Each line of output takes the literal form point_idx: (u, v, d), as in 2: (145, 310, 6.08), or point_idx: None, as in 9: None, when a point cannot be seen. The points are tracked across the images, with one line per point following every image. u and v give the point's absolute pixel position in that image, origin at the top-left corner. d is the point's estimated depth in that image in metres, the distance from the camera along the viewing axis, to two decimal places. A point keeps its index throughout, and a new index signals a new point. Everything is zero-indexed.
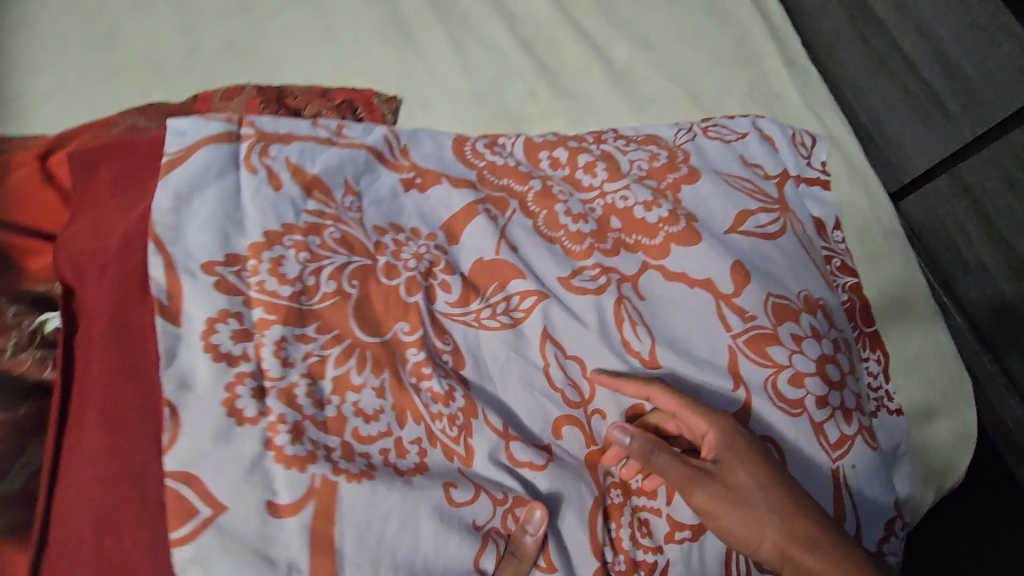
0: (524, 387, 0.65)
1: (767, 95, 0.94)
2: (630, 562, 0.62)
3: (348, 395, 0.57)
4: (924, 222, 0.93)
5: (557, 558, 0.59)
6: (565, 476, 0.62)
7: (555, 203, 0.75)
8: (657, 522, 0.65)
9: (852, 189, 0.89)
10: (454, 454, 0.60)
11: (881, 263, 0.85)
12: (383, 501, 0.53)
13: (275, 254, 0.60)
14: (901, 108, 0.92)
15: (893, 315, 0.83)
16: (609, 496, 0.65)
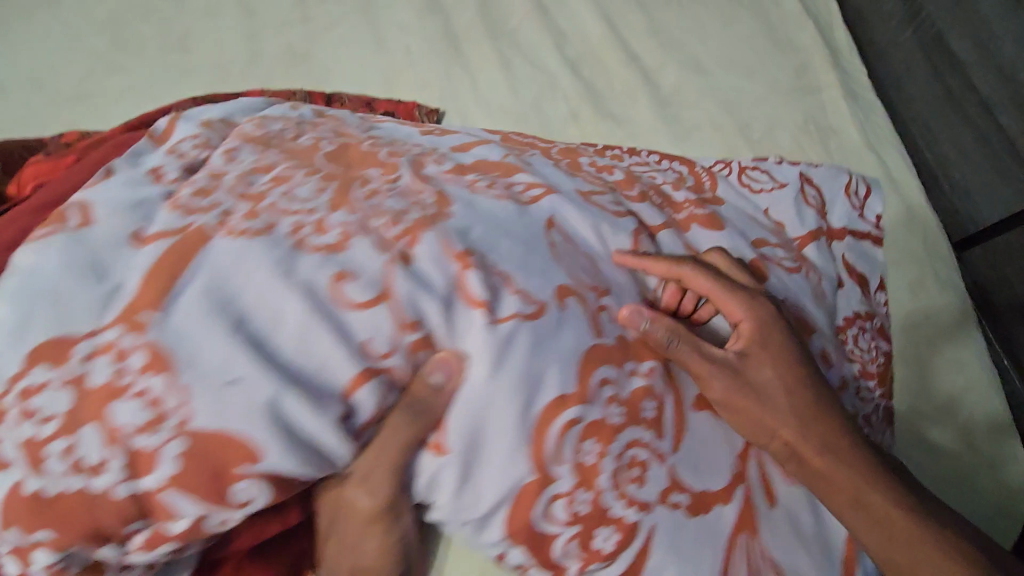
0: (521, 244, 0.46)
1: (824, 129, 0.89)
2: (596, 505, 0.43)
3: (282, 183, 0.44)
4: (990, 276, 0.85)
5: (465, 443, 0.41)
6: (534, 346, 0.42)
7: (581, 157, 0.65)
8: (657, 470, 0.45)
9: (906, 236, 0.84)
10: (393, 243, 0.42)
11: (935, 317, 0.79)
12: (253, 257, 0.39)
13: (264, 117, 0.52)
14: (973, 153, 0.85)
15: (947, 373, 0.76)
16: (604, 410, 0.44)
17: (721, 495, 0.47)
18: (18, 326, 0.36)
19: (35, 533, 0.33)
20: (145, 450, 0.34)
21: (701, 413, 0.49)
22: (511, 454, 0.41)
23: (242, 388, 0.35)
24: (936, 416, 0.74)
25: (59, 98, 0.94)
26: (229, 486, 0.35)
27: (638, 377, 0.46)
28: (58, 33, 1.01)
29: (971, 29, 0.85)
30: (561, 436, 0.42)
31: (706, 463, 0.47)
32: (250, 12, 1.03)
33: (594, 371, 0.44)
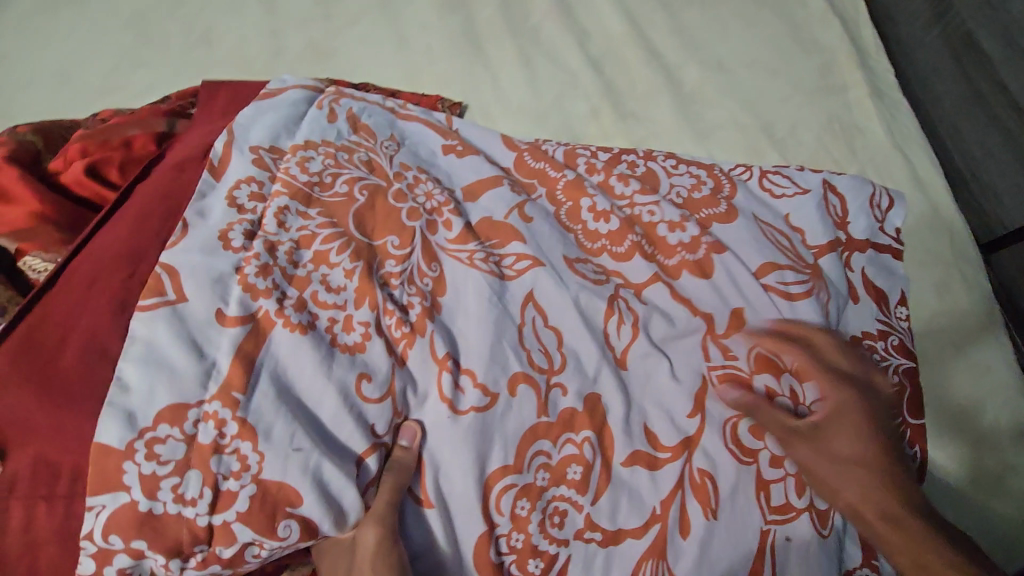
0: (496, 330, 0.54)
1: (848, 129, 0.89)
2: (527, 544, 0.50)
3: (321, 263, 0.53)
4: (1017, 279, 0.84)
5: (440, 495, 0.50)
6: (513, 428, 0.52)
7: (582, 198, 0.67)
8: (574, 517, 0.52)
9: (932, 238, 0.83)
10: (396, 345, 0.52)
11: (960, 320, 0.78)
12: (303, 356, 0.48)
13: (306, 154, 0.59)
14: (1001, 154, 0.84)
15: (972, 377, 0.75)
16: (532, 476, 0.52)
17: (631, 530, 0.53)
18: (148, 395, 0.44)
19: (133, 540, 0.42)
20: (227, 491, 0.44)
21: (633, 466, 0.54)
22: (467, 515, 0.50)
23: (299, 456, 0.45)
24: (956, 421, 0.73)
25: (88, 93, 0.96)
26: (277, 523, 0.45)
27: (571, 445, 0.53)
28: (86, 28, 1.03)
29: (1003, 30, 0.84)
30: (500, 495, 0.50)
31: (621, 509, 0.53)
32: (273, 6, 1.04)
33: (530, 446, 0.52)
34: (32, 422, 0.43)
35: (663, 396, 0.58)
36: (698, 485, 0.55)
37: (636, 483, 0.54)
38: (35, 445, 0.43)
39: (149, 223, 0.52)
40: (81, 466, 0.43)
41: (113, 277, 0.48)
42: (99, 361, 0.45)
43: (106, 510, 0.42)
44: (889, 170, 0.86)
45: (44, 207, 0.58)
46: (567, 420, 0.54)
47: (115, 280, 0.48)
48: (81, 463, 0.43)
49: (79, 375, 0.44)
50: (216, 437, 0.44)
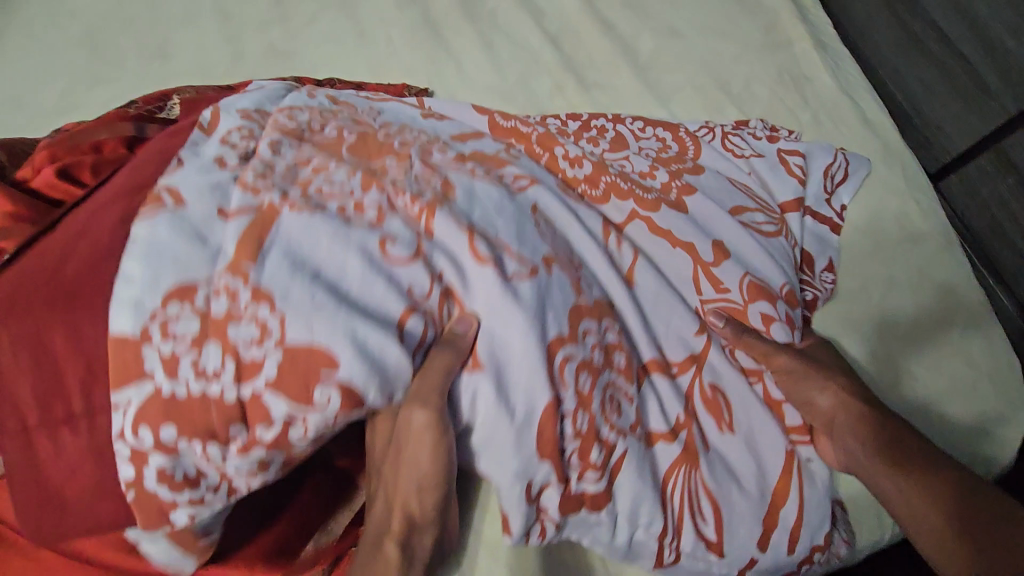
0: (513, 221, 0.55)
1: (798, 80, 0.93)
2: (592, 425, 0.51)
3: (320, 171, 0.52)
4: (967, 202, 0.90)
5: (495, 364, 0.49)
6: (554, 293, 0.52)
7: (557, 146, 0.69)
8: (626, 408, 0.54)
9: (887, 171, 0.88)
10: (417, 220, 0.51)
11: (921, 245, 0.83)
12: (317, 230, 0.47)
13: (294, 110, 0.59)
14: (939, 87, 0.90)
15: (939, 296, 0.79)
16: (589, 352, 0.52)
17: (666, 435, 0.55)
18: (151, 281, 0.42)
19: (162, 429, 0.41)
20: (252, 362, 0.42)
21: (657, 373, 0.57)
22: (527, 387, 0.49)
23: (327, 317, 0.43)
24: (937, 347, 0.76)
25: (45, 113, 0.94)
26: (314, 390, 0.42)
27: (612, 332, 0.55)
28: (35, 49, 1.01)
29: None
30: (560, 369, 0.50)
31: (663, 408, 0.56)
32: (227, 15, 1.04)
33: (579, 321, 0.53)
34: (45, 338, 0.42)
35: (661, 313, 0.60)
36: (714, 402, 0.58)
37: (662, 388, 0.57)
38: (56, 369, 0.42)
39: (148, 164, 0.52)
40: (100, 377, 0.42)
41: (116, 202, 0.47)
42: (102, 264, 0.43)
43: (135, 401, 0.41)
44: (840, 114, 0.91)
45: (18, 207, 0.57)
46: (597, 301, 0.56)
47: (117, 204, 0.47)
48: (92, 374, 0.42)
49: (84, 286, 0.43)
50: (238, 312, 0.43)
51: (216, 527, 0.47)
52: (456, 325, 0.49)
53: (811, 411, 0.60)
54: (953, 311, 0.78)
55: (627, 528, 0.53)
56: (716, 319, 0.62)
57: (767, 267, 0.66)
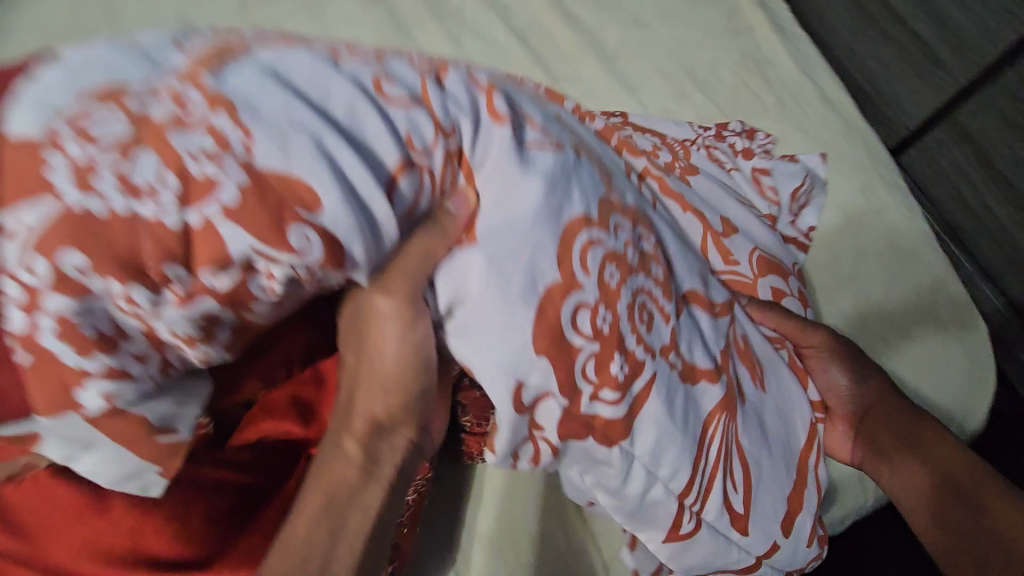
0: (534, 103, 0.43)
1: (760, 63, 0.96)
2: (616, 330, 0.40)
3: (311, 36, 0.38)
4: (927, 173, 0.94)
5: (502, 248, 0.37)
6: (587, 181, 0.41)
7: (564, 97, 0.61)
8: (661, 327, 0.45)
9: (850, 147, 0.90)
10: (425, 66, 0.37)
11: (886, 216, 0.86)
12: (291, 51, 0.33)
13: None
14: (894, 63, 0.93)
15: (907, 265, 0.82)
16: (621, 247, 0.42)
17: (709, 374, 0.47)
18: (75, 78, 0.30)
19: (66, 255, 0.27)
20: (201, 180, 0.28)
21: (698, 307, 0.50)
22: (529, 260, 0.37)
23: (308, 145, 0.30)
24: (909, 313, 0.79)
25: None
26: (284, 226, 0.29)
27: (648, 240, 0.46)
28: None
29: None
30: (583, 253, 0.39)
31: (706, 345, 0.48)
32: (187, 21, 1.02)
33: (610, 213, 0.42)
34: None
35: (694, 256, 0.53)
36: (745, 352, 0.53)
37: (700, 322, 0.49)
38: None
39: None
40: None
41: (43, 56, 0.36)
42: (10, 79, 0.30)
43: (30, 222, 0.27)
44: (802, 94, 0.93)
45: None
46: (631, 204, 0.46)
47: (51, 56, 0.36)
48: None
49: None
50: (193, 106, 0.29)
51: (181, 421, 0.33)
52: (448, 202, 0.36)
53: (833, 393, 0.62)
54: (920, 279, 0.81)
55: (644, 480, 0.44)
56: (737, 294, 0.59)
57: (771, 246, 0.67)
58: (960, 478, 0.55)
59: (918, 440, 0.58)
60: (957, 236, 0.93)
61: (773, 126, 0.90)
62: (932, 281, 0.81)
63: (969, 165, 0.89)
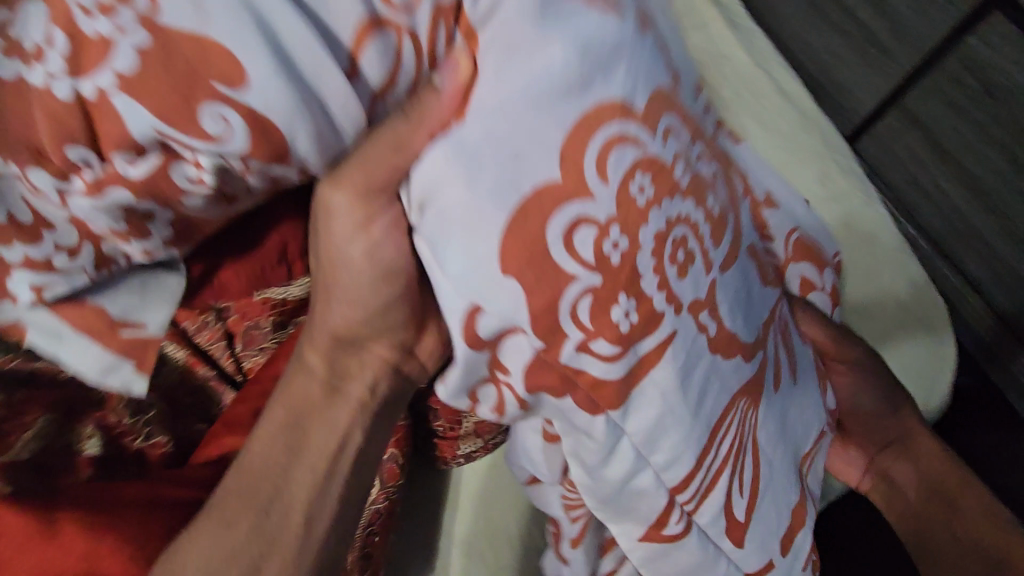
0: None
1: (716, 58, 0.97)
2: (630, 262, 0.33)
3: None
4: (882, 157, 0.96)
5: (495, 138, 0.30)
6: (642, 74, 0.34)
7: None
8: (698, 272, 0.38)
9: (806, 136, 0.92)
10: None
11: (845, 202, 0.87)
12: None
13: None
14: (843, 52, 0.95)
15: (867, 249, 0.84)
16: (661, 159, 0.35)
17: (743, 349, 0.42)
18: None
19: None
20: (96, 40, 0.27)
21: (753, 263, 0.45)
22: (515, 151, 0.30)
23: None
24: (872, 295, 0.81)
25: None
26: (196, 109, 0.27)
27: (704, 166, 0.41)
28: None
29: None
30: (607, 149, 0.32)
31: (748, 307, 0.43)
32: None
33: (664, 116, 0.36)
34: None
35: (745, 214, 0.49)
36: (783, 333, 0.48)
37: (747, 279, 0.44)
38: None
39: None
40: None
41: None
42: None
43: None
44: (758, 87, 0.95)
45: None
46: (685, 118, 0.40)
47: None
48: None
49: None
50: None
51: (150, 315, 0.39)
52: (434, 77, 0.31)
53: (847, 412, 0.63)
54: (881, 262, 0.83)
55: (631, 464, 0.39)
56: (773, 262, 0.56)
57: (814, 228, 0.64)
58: (944, 482, 0.62)
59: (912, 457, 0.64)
60: (912, 217, 0.96)
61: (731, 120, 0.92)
62: (891, 262, 0.84)
63: (919, 148, 0.91)
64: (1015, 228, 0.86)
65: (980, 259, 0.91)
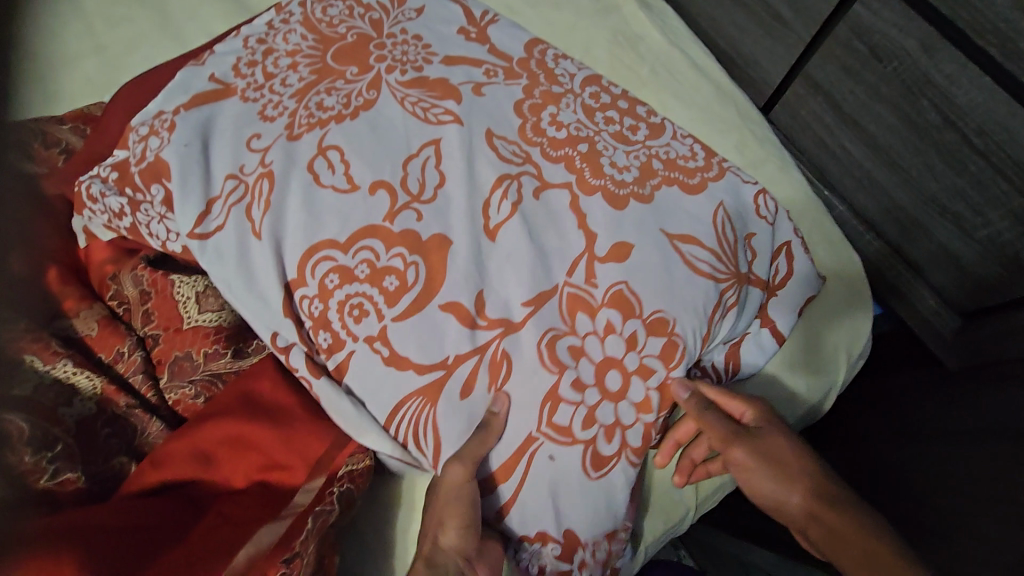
0: (366, 142, 0.56)
1: (631, 38, 0.96)
2: (319, 325, 0.53)
3: (267, 89, 0.58)
4: (793, 124, 0.98)
5: (217, 259, 0.54)
6: (329, 213, 0.53)
7: (549, 106, 0.61)
8: (371, 322, 0.52)
9: (718, 108, 0.90)
10: (273, 119, 0.57)
11: (761, 169, 0.85)
12: (183, 136, 0.55)
13: (283, 65, 0.60)
14: (748, 27, 0.97)
15: (806, 218, 0.82)
16: (354, 262, 0.52)
17: (421, 366, 0.51)
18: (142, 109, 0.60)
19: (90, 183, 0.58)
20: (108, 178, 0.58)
21: (449, 315, 0.52)
22: (235, 260, 0.53)
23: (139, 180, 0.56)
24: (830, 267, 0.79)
25: None
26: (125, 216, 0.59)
27: (399, 260, 0.52)
28: None
29: None
30: (304, 260, 0.53)
31: (431, 338, 0.51)
32: None
33: (364, 238, 0.53)
34: (115, 126, 0.64)
35: (482, 273, 0.53)
36: (499, 364, 0.52)
37: (442, 329, 0.52)
38: (119, 125, 0.64)
39: (173, 67, 0.67)
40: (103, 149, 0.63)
41: (160, 80, 0.66)
42: (140, 98, 0.65)
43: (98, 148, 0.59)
44: (673, 64, 0.94)
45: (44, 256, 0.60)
46: (385, 237, 0.53)
47: (167, 74, 0.66)
48: (106, 138, 0.63)
49: (134, 102, 0.65)
50: (135, 144, 0.57)
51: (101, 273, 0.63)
52: (207, 213, 0.54)
53: (782, 509, 0.55)
54: (816, 234, 0.81)
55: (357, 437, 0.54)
56: (576, 322, 0.53)
57: (656, 284, 0.54)
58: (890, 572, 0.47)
59: (837, 535, 0.51)
60: (842, 196, 0.97)
61: (650, 97, 0.90)
62: (826, 233, 0.81)
63: (825, 113, 0.92)
64: (925, 190, 0.86)
65: (905, 233, 0.92)
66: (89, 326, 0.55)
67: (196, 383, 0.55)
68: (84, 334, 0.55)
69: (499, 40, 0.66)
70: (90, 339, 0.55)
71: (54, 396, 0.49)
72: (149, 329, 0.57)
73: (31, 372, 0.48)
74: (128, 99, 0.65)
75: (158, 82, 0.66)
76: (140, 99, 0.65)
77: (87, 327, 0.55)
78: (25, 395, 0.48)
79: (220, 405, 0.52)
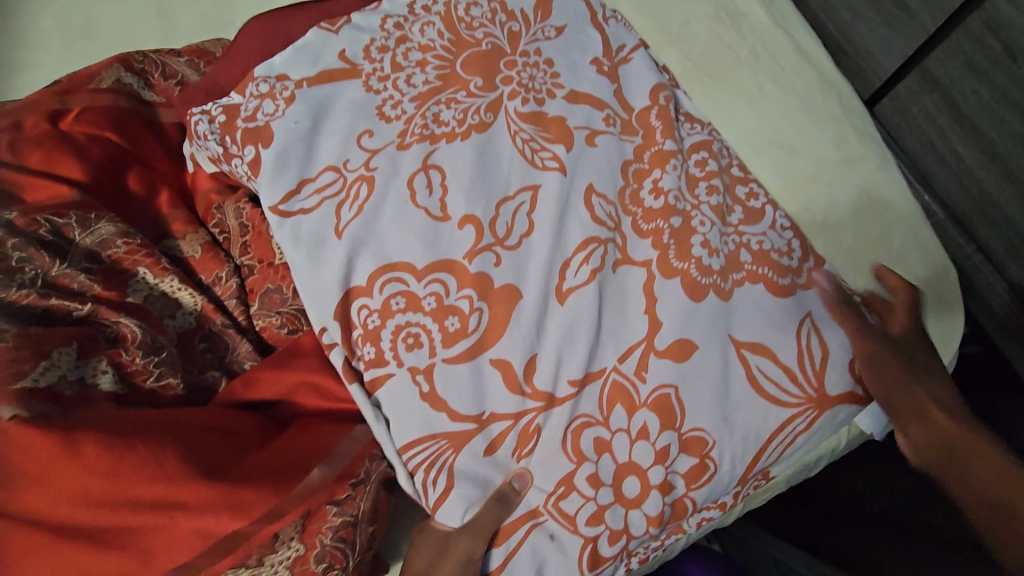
0: (470, 179, 0.57)
1: (734, 14, 0.91)
2: (370, 343, 0.53)
3: (393, 82, 0.61)
4: (900, 123, 0.92)
5: (309, 233, 0.56)
6: (414, 238, 0.55)
7: (655, 171, 0.60)
8: (421, 352, 0.52)
9: (822, 97, 0.85)
10: (388, 120, 0.59)
11: (859, 165, 0.80)
12: (298, 111, 0.59)
13: (414, 60, 0.62)
14: (865, 14, 0.89)
15: (900, 222, 0.77)
16: (424, 291, 0.54)
17: (456, 413, 0.52)
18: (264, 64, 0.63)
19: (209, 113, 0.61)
20: (225, 112, 0.61)
21: (497, 371, 0.53)
22: (317, 242, 0.56)
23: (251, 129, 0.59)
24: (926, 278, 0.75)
25: None
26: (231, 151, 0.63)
27: (465, 302, 0.53)
28: None
29: None
30: (377, 275, 0.54)
31: (474, 391, 0.52)
32: None
33: (437, 270, 0.54)
34: (237, 64, 0.67)
35: (542, 333, 0.54)
36: (530, 435, 0.52)
37: (486, 383, 0.53)
38: (242, 64, 0.67)
39: (297, 15, 0.70)
40: (219, 81, 0.66)
41: (282, 26, 0.69)
42: (260, 43, 0.68)
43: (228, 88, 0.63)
44: (776, 45, 0.88)
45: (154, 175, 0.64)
46: (459, 274, 0.54)
47: (295, 24, 0.69)
48: (223, 72, 0.67)
49: (255, 45, 0.68)
50: (251, 97, 0.60)
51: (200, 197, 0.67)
52: (297, 193, 0.57)
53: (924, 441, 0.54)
54: (911, 241, 0.76)
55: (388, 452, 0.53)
56: (614, 420, 0.53)
57: (699, 390, 0.53)
58: None
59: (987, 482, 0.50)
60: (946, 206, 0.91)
61: (747, 80, 0.86)
62: (919, 240, 0.76)
63: (940, 114, 0.86)
64: None
65: (1012, 250, 0.85)
66: (193, 249, 0.60)
67: (282, 315, 0.58)
68: (187, 256, 0.59)
69: (627, 81, 0.66)
70: (193, 262, 0.59)
71: (159, 312, 0.54)
72: (244, 259, 0.60)
73: (142, 284, 0.55)
74: (249, 39, 0.68)
75: (286, 31, 0.68)
76: (262, 42, 0.68)
77: (192, 249, 0.60)
78: (137, 303, 0.53)
79: (303, 346, 0.56)
